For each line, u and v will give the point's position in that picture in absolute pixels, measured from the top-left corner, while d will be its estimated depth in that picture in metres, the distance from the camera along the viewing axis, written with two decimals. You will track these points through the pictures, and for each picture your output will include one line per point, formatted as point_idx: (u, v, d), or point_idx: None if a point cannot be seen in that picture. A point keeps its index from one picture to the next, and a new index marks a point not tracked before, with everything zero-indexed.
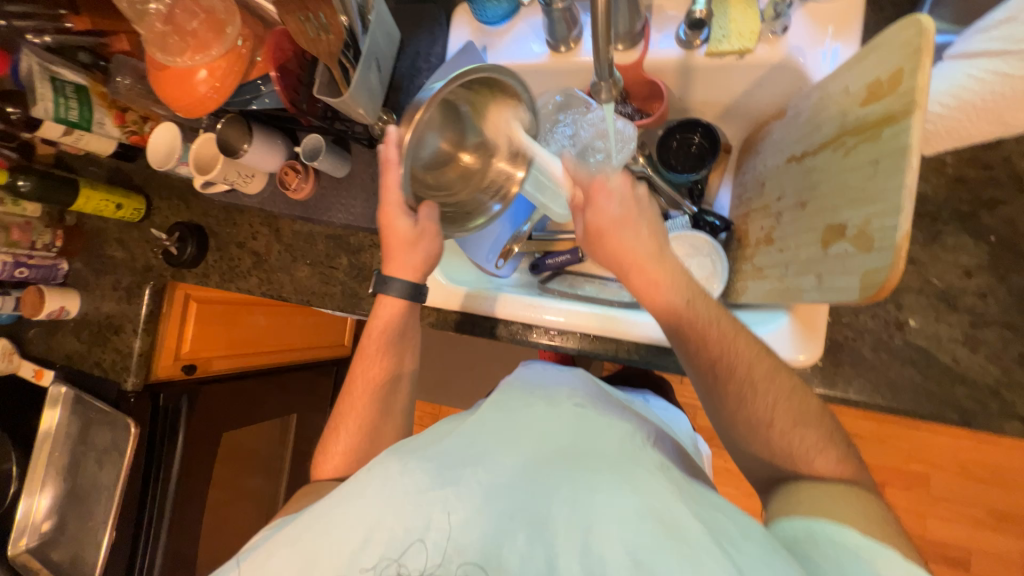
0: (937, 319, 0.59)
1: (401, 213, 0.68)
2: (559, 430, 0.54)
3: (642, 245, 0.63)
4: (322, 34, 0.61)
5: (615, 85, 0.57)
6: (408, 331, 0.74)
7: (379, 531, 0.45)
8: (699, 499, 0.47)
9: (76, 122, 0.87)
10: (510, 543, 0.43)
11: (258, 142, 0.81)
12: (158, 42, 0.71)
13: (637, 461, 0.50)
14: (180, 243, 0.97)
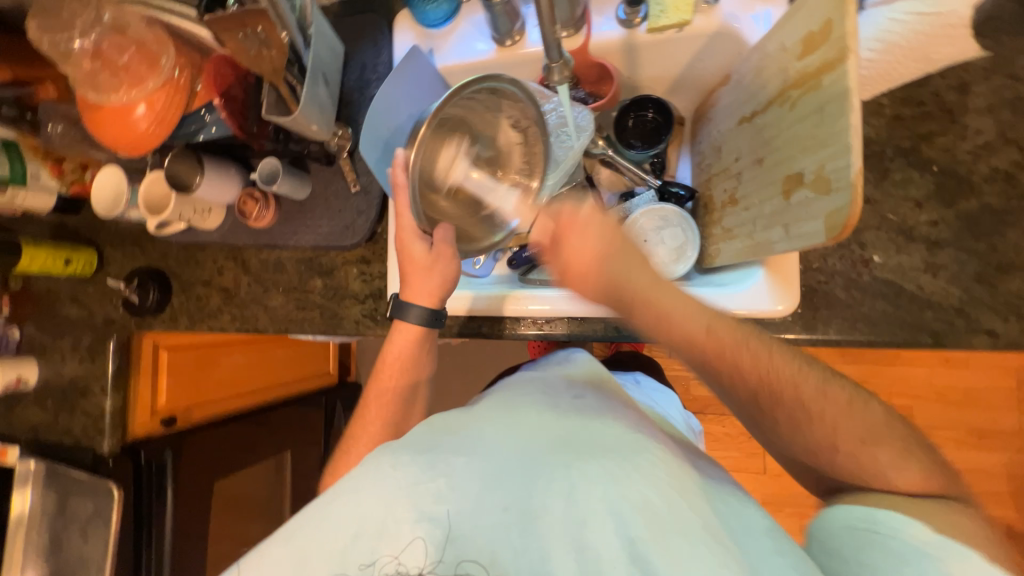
0: (898, 252, 0.62)
1: (416, 237, 0.70)
2: (560, 422, 0.53)
3: (638, 276, 0.52)
4: (263, 49, 0.60)
5: (566, 66, 0.65)
6: (423, 359, 0.74)
7: (374, 526, 0.44)
8: (690, 485, 0.49)
9: (8, 177, 0.84)
10: (503, 534, 0.44)
11: (211, 173, 0.78)
12: (89, 81, 0.68)
13: (635, 446, 0.50)
14: (140, 290, 0.94)
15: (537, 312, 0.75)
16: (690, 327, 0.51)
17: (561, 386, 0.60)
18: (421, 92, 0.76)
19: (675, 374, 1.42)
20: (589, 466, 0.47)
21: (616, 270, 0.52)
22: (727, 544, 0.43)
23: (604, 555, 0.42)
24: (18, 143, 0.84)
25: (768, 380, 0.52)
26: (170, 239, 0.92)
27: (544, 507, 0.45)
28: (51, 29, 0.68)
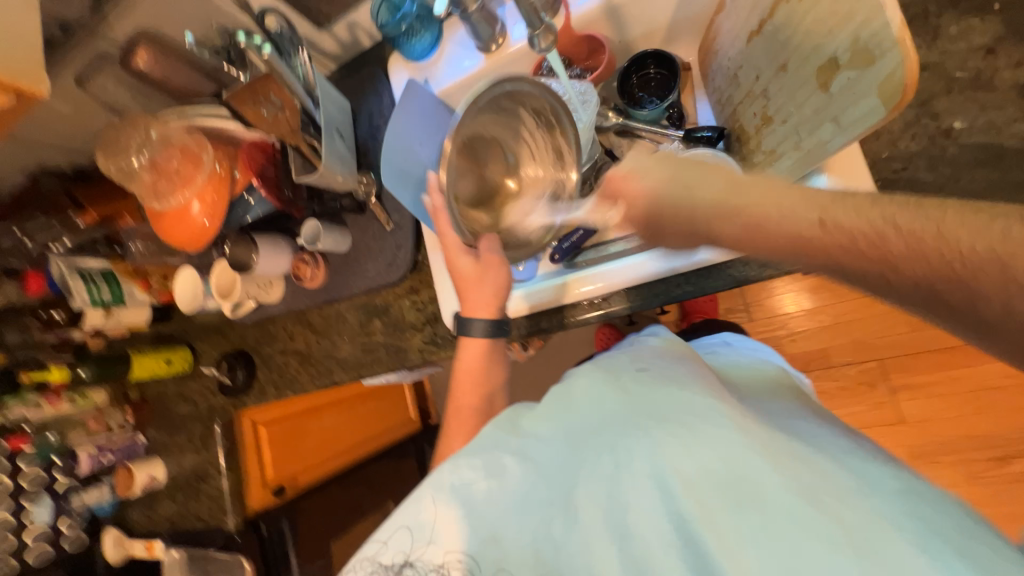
0: (983, 109, 0.52)
1: (462, 252, 0.72)
2: (620, 399, 0.47)
3: (702, 191, 0.39)
4: (279, 112, 0.66)
5: (549, 33, 0.67)
6: (494, 368, 0.71)
7: (419, 525, 0.45)
8: (777, 442, 0.41)
9: (111, 299, 0.97)
10: (545, 525, 0.42)
11: (265, 249, 0.85)
12: (152, 191, 0.78)
13: (702, 405, 0.43)
14: (231, 372, 1.03)
15: (595, 291, 0.73)
16: (797, 217, 0.33)
17: (626, 361, 0.56)
18: (426, 121, 0.80)
19: (765, 338, 1.29)
20: (639, 440, 0.42)
21: (686, 197, 0.41)
22: (838, 513, 0.35)
23: (651, 540, 0.38)
24: (113, 270, 0.97)
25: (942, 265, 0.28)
26: (245, 320, 1.00)
27: (586, 495, 0.42)
28: (114, 160, 0.80)
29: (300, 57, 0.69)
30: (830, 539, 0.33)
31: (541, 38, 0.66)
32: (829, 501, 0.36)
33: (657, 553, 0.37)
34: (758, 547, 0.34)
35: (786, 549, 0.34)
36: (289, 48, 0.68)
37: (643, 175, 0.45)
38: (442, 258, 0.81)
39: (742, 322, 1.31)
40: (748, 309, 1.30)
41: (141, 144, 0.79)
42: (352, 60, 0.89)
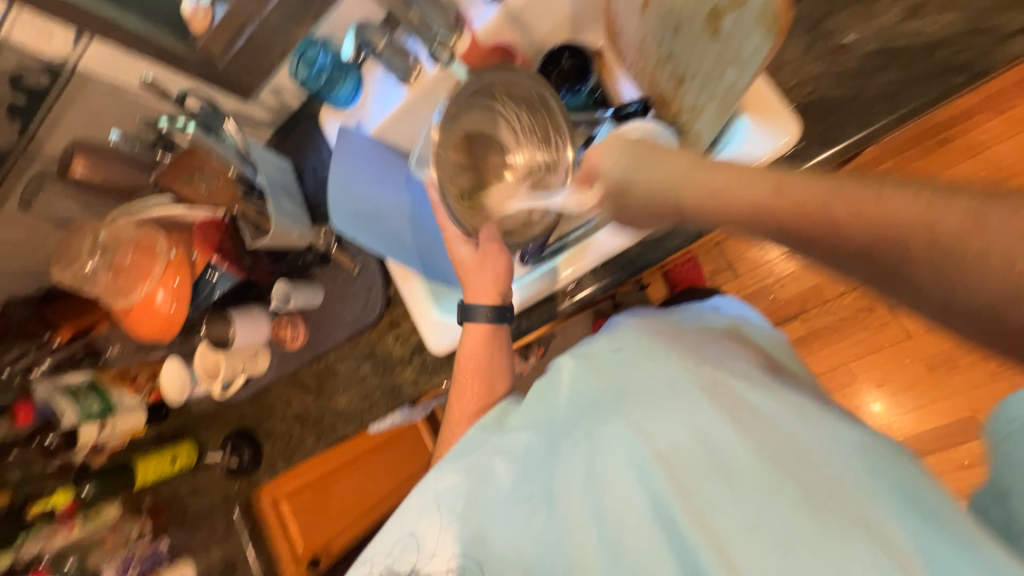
0: (868, 19, 0.54)
1: (461, 242, 0.74)
2: (598, 382, 0.52)
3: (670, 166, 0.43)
4: (211, 183, 0.74)
5: (445, 45, 0.74)
6: (495, 376, 0.68)
7: (417, 527, 0.54)
8: (742, 408, 0.46)
9: (100, 411, 0.95)
10: (528, 516, 0.49)
11: (241, 322, 0.85)
12: (116, 290, 0.79)
13: (673, 384, 0.48)
14: (237, 453, 1.01)
15: (573, 274, 0.74)
16: (753, 195, 0.35)
17: (601, 341, 0.58)
18: (367, 161, 0.82)
19: (755, 290, 1.30)
20: (619, 428, 0.47)
21: (653, 177, 0.44)
22: (802, 469, 0.41)
23: (633, 516, 0.43)
24: (98, 380, 0.96)
25: (897, 212, 0.30)
26: (239, 398, 0.99)
27: (568, 486, 0.47)
28: (72, 269, 0.81)
29: (228, 129, 0.71)
30: (791, 495, 0.39)
31: (436, 53, 0.71)
32: (790, 464, 0.41)
33: (640, 526, 0.42)
34: (727, 510, 0.40)
35: (751, 510, 0.40)
36: (215, 124, 0.70)
37: (621, 162, 0.48)
38: (413, 287, 0.82)
39: (729, 280, 1.32)
40: (731, 267, 1.30)
41: (94, 247, 0.80)
42: (287, 121, 0.93)
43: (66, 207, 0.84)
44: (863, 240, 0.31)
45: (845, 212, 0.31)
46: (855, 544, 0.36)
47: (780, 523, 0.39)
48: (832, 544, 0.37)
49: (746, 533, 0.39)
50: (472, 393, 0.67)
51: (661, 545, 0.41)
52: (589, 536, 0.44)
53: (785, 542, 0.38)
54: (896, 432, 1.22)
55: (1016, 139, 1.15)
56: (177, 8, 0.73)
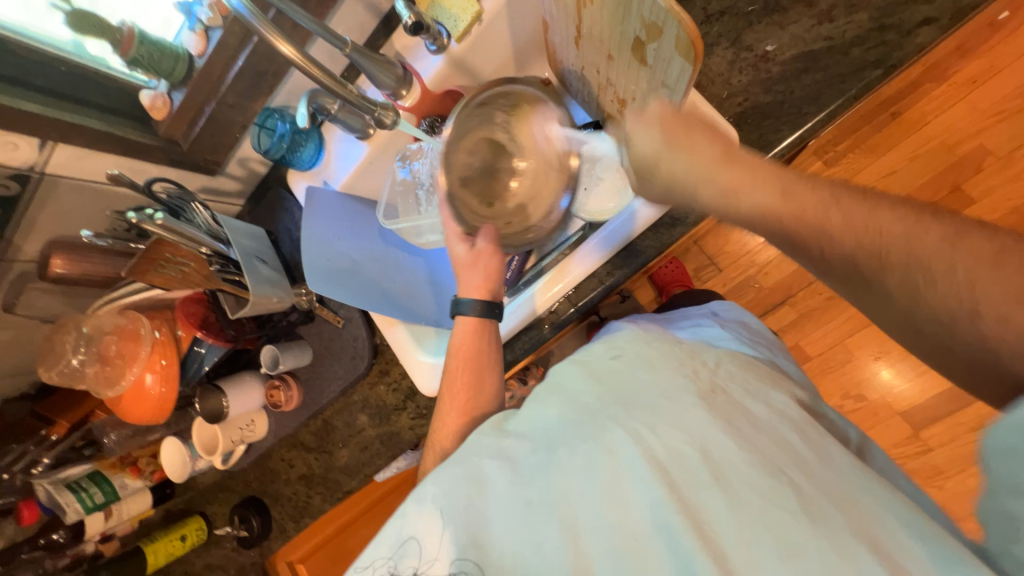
0: (783, 27, 0.57)
1: (458, 240, 0.76)
2: (599, 391, 0.53)
3: (703, 151, 0.44)
4: (182, 268, 0.70)
5: (388, 108, 0.67)
6: (485, 380, 0.66)
7: (416, 532, 0.49)
8: (737, 417, 0.48)
9: (105, 499, 0.94)
10: (526, 521, 0.46)
11: (232, 390, 0.86)
12: (105, 380, 0.80)
13: (673, 396, 0.50)
14: (245, 522, 1.00)
15: (548, 301, 0.74)
16: (764, 198, 0.41)
17: (600, 349, 0.60)
18: (338, 217, 0.84)
19: (740, 282, 1.29)
20: (619, 433, 0.47)
21: (679, 164, 0.45)
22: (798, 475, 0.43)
23: (632, 523, 0.43)
24: (99, 468, 0.95)
25: (880, 241, 0.38)
26: (241, 467, 0.98)
27: (569, 491, 0.46)
28: (59, 367, 0.81)
29: (196, 209, 0.73)
30: (786, 501, 0.41)
31: (383, 117, 0.67)
32: (786, 471, 0.43)
33: (639, 533, 0.43)
34: (726, 516, 0.41)
35: (750, 517, 0.41)
36: (185, 206, 0.73)
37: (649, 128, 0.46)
38: (398, 333, 0.83)
39: (713, 276, 1.31)
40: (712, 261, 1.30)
41: (77, 342, 0.81)
42: (257, 188, 0.96)
43: (49, 304, 0.85)
44: (848, 249, 0.39)
45: (840, 222, 0.39)
46: (849, 550, 0.38)
47: (777, 531, 0.40)
48: (827, 553, 0.38)
49: (742, 541, 0.40)
50: (462, 382, 0.65)
51: (661, 552, 0.41)
52: (590, 545, 0.43)
53: (782, 547, 0.39)
54: (900, 404, 1.22)
55: (964, 102, 1.17)
56: (137, 99, 0.75)
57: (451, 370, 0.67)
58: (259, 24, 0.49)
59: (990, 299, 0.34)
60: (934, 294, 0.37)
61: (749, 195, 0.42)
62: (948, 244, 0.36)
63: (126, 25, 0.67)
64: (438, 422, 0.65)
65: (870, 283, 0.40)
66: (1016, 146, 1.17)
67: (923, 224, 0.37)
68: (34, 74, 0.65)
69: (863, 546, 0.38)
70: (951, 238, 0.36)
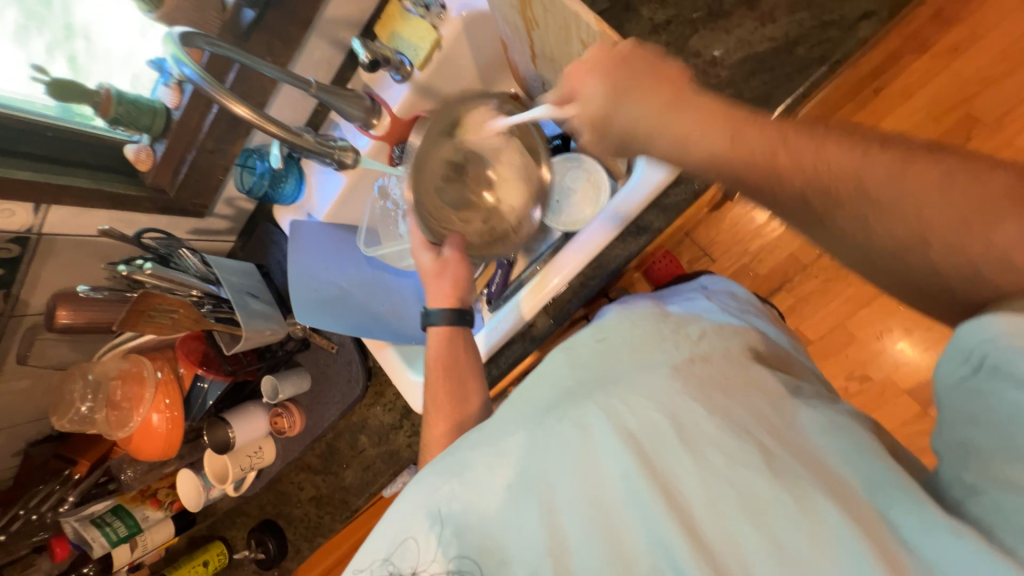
0: (729, 31, 0.58)
1: (424, 249, 0.77)
2: (578, 372, 0.52)
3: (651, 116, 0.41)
4: (172, 315, 0.73)
5: (348, 148, 0.69)
6: (467, 386, 0.68)
7: (408, 532, 0.47)
8: (708, 384, 0.47)
9: (129, 531, 0.97)
10: (508, 509, 0.43)
11: (237, 421, 0.90)
12: (117, 420, 0.84)
13: (644, 371, 0.49)
14: (262, 545, 1.03)
15: (534, 306, 0.75)
16: (713, 145, 0.38)
17: (585, 333, 0.59)
18: (323, 246, 0.86)
19: (735, 270, 1.21)
20: (593, 410, 0.45)
21: (632, 112, 0.41)
22: (764, 437, 0.42)
23: (605, 495, 0.42)
24: (121, 503, 0.99)
25: (827, 174, 0.34)
26: (254, 492, 1.01)
27: (548, 471, 0.44)
28: (70, 415, 0.86)
29: (185, 255, 0.78)
30: (748, 457, 0.40)
31: (344, 158, 0.69)
32: (754, 433, 0.42)
33: (613, 503, 0.41)
34: (694, 480, 0.40)
35: (718, 480, 0.40)
36: (174, 252, 0.78)
37: (596, 78, 0.43)
38: (388, 354, 0.85)
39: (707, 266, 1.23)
40: (706, 251, 1.22)
41: (86, 390, 0.86)
42: (247, 224, 0.99)
43: (59, 352, 0.89)
44: (797, 191, 0.35)
45: (789, 160, 0.35)
46: (812, 501, 0.37)
47: (742, 491, 0.39)
48: (792, 508, 0.37)
49: (708, 503, 0.39)
50: (444, 393, 0.68)
51: (632, 520, 0.40)
52: (567, 519, 0.42)
53: (747, 505, 0.38)
54: (906, 382, 1.15)
55: (945, 75, 1.06)
56: (121, 152, 0.79)
57: (432, 381, 0.70)
58: (213, 90, 0.53)
59: (946, 232, 0.32)
60: (894, 229, 0.34)
61: (699, 137, 0.38)
62: (899, 168, 0.33)
63: (103, 88, 0.71)
64: (428, 432, 0.68)
65: (826, 227, 0.36)
66: (1007, 112, 1.05)
67: (874, 151, 0.34)
68: (22, 143, 0.69)
69: (829, 497, 0.37)
70: (900, 161, 0.33)
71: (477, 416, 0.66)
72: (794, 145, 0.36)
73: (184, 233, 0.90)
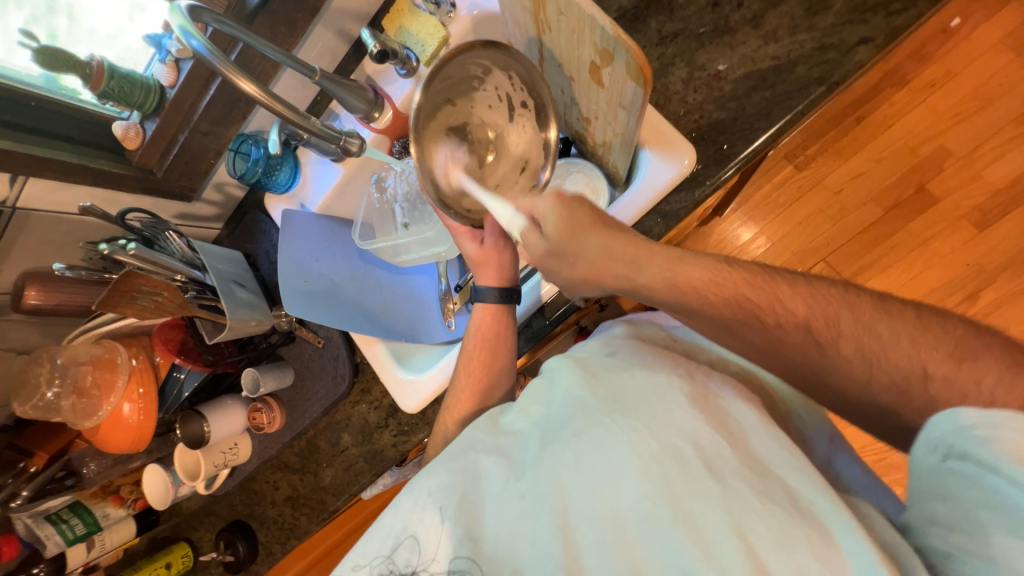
0: (733, 48, 0.62)
1: (467, 239, 0.70)
2: (590, 386, 0.49)
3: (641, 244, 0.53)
4: (155, 297, 0.70)
5: (353, 136, 0.69)
6: (501, 354, 0.68)
7: (414, 528, 0.47)
8: (729, 416, 0.44)
9: (87, 529, 0.91)
10: (520, 517, 0.43)
11: (213, 415, 0.86)
12: (85, 409, 0.80)
13: (663, 394, 0.45)
14: (231, 547, 0.98)
15: (552, 289, 0.75)
16: None
17: (595, 345, 0.56)
18: (316, 238, 0.84)
19: None
20: (610, 429, 0.44)
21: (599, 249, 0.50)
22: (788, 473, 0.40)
23: (618, 515, 0.41)
24: (79, 499, 0.93)
25: (779, 312, 0.43)
26: (226, 490, 0.97)
27: (560, 481, 0.43)
28: (33, 401, 0.81)
29: (172, 238, 0.75)
30: (776, 495, 0.38)
31: (349, 145, 0.69)
32: (779, 469, 0.40)
33: (629, 525, 0.40)
34: (718, 511, 0.38)
35: (746, 512, 0.37)
36: (159, 235, 0.75)
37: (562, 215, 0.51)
38: (377, 351, 0.82)
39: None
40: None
41: (53, 375, 0.81)
42: (235, 212, 0.97)
43: (24, 336, 0.84)
44: (799, 317, 0.43)
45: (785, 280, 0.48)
46: (834, 539, 0.35)
47: (771, 524, 0.36)
48: (817, 549, 0.35)
49: (736, 535, 0.37)
50: (477, 361, 0.68)
51: (648, 541, 0.39)
52: (581, 535, 0.41)
53: (777, 541, 0.36)
54: None
55: (922, 107, 1.12)
56: (108, 129, 0.76)
57: (468, 350, 0.69)
58: (221, 64, 0.52)
59: (930, 358, 0.38)
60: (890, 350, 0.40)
61: (688, 267, 0.46)
62: (876, 315, 0.41)
63: (95, 59, 0.69)
64: (450, 400, 0.68)
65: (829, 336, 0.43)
66: (976, 146, 1.11)
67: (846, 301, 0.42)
68: (4, 111, 0.66)
69: (858, 534, 0.35)
70: (878, 303, 0.42)
71: (498, 403, 0.66)
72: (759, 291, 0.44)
73: (169, 217, 0.86)
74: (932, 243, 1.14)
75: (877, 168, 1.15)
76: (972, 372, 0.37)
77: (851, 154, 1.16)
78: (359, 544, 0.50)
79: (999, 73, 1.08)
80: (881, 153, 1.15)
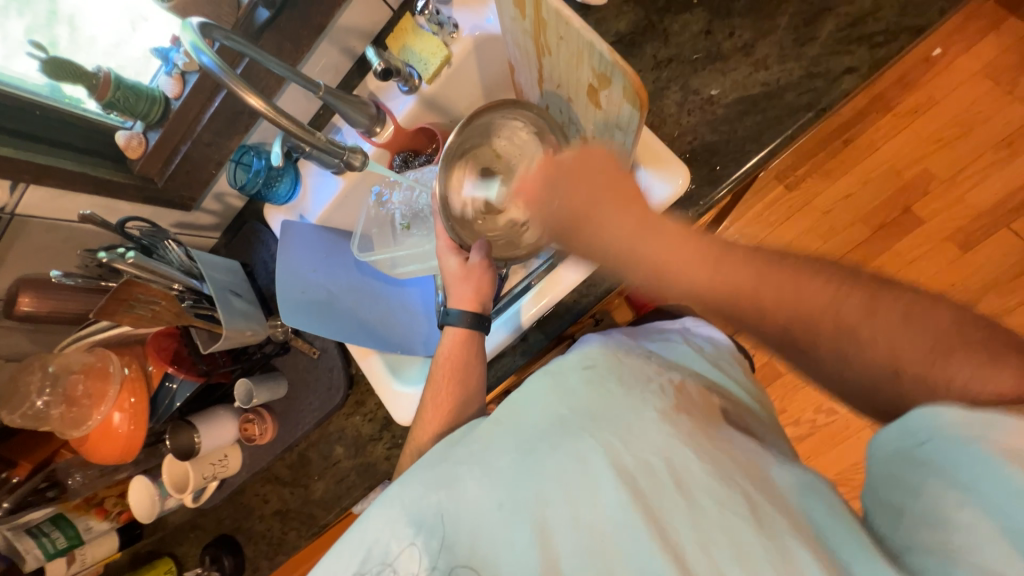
0: (725, 74, 0.64)
1: (452, 253, 0.74)
2: (565, 402, 0.51)
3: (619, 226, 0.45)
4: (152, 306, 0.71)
5: (356, 150, 0.70)
6: (476, 375, 0.69)
7: (391, 541, 0.47)
8: (697, 430, 0.47)
9: (69, 543, 0.90)
10: (496, 528, 0.44)
11: (205, 426, 0.85)
12: (76, 418, 0.79)
13: (637, 410, 0.48)
14: (216, 563, 0.95)
15: (531, 316, 0.74)
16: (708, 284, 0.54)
17: (573, 357, 0.57)
18: (315, 249, 0.85)
19: None
20: (588, 442, 0.45)
21: (604, 225, 0.46)
22: (751, 489, 0.42)
23: (592, 523, 0.42)
24: (63, 511, 0.91)
25: (802, 310, 0.39)
26: (214, 504, 0.95)
27: (539, 492, 0.44)
28: (22, 409, 0.80)
29: (170, 247, 0.75)
30: (738, 508, 0.40)
31: (351, 159, 0.70)
32: (743, 484, 0.42)
33: (606, 534, 0.42)
34: (685, 521, 0.41)
35: (710, 526, 0.40)
36: (158, 243, 0.75)
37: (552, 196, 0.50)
38: (372, 363, 0.83)
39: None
40: None
41: (43, 382, 0.80)
42: (233, 221, 0.97)
43: (13, 342, 0.83)
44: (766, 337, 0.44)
45: None
46: (790, 550, 0.38)
47: (729, 533, 0.39)
48: (771, 557, 0.38)
49: (701, 543, 0.40)
50: (445, 393, 0.67)
51: (623, 550, 0.41)
52: (558, 543, 0.42)
53: (736, 551, 0.39)
54: (872, 416, 1.13)
55: (905, 133, 1.16)
56: (109, 138, 0.77)
57: (435, 380, 0.69)
58: (230, 79, 0.54)
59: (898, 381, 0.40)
60: None
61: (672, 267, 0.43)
62: None
63: (102, 71, 0.70)
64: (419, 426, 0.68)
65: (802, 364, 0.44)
66: (959, 171, 1.15)
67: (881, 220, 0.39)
68: (7, 118, 0.66)
69: (803, 545, 0.38)
70: None
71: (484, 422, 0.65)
72: (769, 282, 0.41)
73: (167, 225, 0.87)
74: (918, 262, 1.17)
75: (863, 190, 1.18)
76: (943, 370, 0.37)
77: (839, 174, 1.19)
78: (331, 551, 0.50)
79: (979, 101, 1.13)
80: (868, 173, 1.18)
